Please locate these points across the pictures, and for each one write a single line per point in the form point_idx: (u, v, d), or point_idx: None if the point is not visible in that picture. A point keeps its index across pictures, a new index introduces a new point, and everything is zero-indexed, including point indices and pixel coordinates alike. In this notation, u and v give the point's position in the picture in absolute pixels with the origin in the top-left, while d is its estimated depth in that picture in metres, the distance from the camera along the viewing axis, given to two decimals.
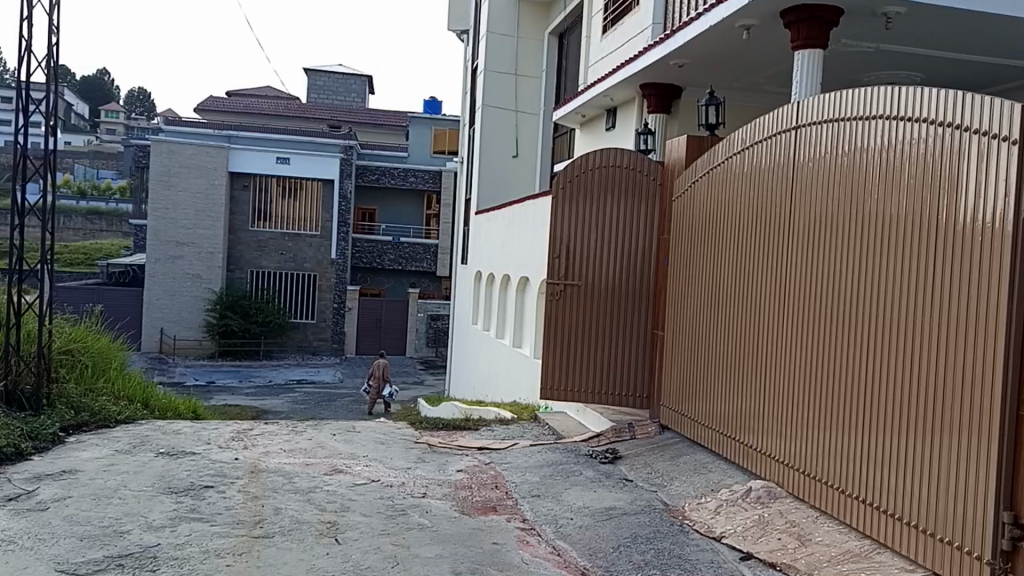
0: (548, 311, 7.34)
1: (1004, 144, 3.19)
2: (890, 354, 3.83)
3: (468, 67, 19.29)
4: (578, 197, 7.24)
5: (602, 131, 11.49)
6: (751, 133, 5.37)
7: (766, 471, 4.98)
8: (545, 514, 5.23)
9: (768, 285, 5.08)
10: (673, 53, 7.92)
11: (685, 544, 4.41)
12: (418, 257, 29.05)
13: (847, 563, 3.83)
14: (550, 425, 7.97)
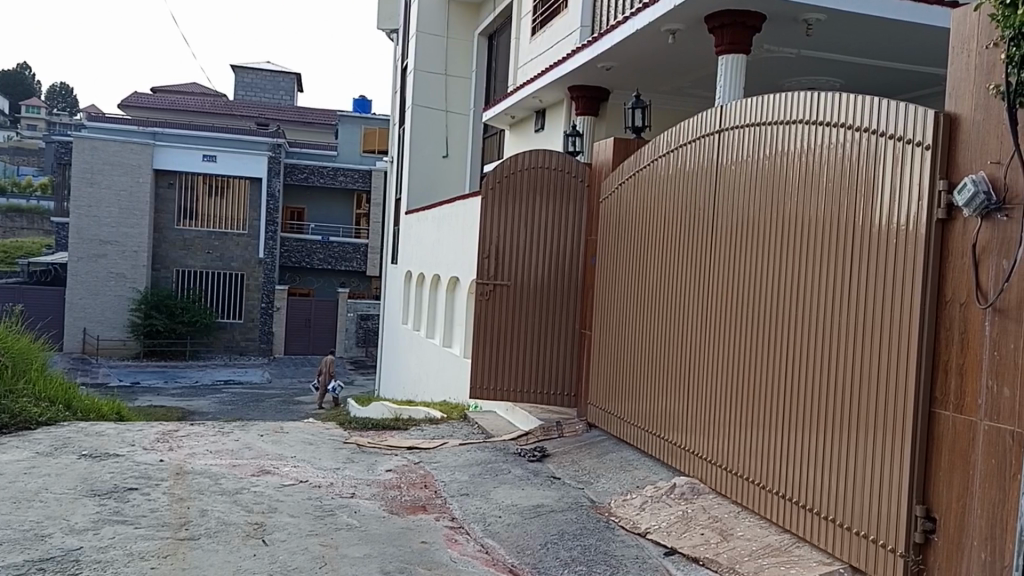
0: (477, 311, 7.43)
1: (919, 150, 3.38)
2: (812, 354, 4.01)
3: (399, 66, 19.24)
4: (508, 197, 7.35)
5: (531, 132, 11.64)
6: (676, 137, 5.55)
7: (692, 469, 5.14)
8: (474, 512, 5.32)
9: (693, 286, 5.25)
10: (601, 56, 8.10)
11: (610, 540, 4.55)
12: (348, 256, 28.80)
13: (767, 556, 3.98)
14: (480, 425, 8.06)
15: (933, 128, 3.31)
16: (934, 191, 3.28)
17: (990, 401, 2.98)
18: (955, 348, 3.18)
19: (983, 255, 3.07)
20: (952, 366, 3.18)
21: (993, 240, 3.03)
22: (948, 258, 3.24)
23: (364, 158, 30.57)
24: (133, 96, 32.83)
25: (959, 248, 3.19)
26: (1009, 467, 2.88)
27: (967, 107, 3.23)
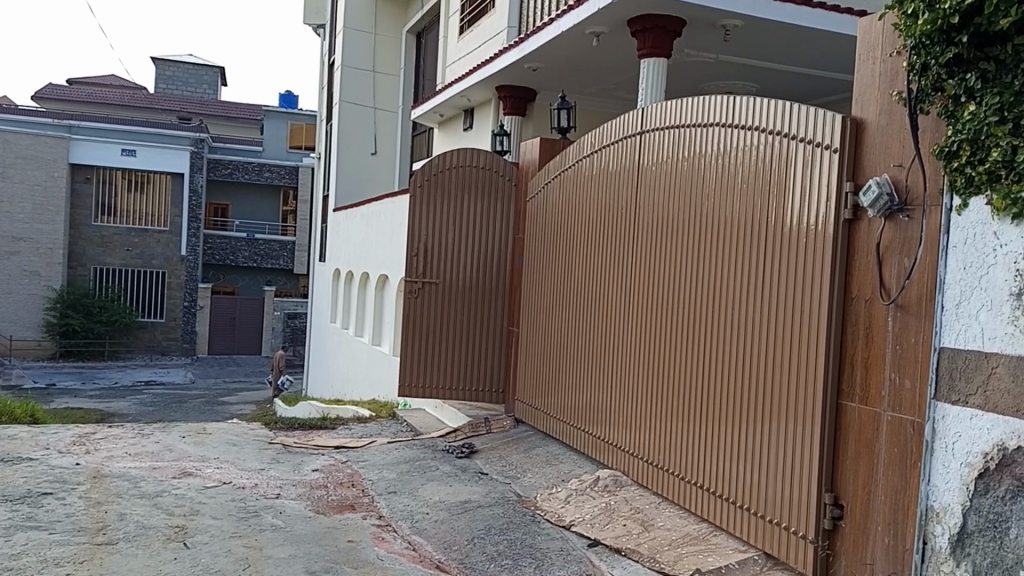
0: (405, 309, 7.42)
1: (826, 152, 3.53)
2: (728, 348, 4.16)
3: (326, 62, 18.99)
4: (435, 196, 7.37)
5: (460, 131, 11.67)
6: (600, 137, 5.65)
7: (616, 462, 5.25)
8: (401, 510, 5.33)
9: (617, 284, 5.36)
10: (527, 56, 8.16)
11: (536, 533, 4.62)
12: (274, 254, 28.36)
13: (685, 545, 4.10)
14: (409, 423, 8.06)
15: (840, 131, 3.47)
16: (841, 192, 3.44)
17: (894, 392, 3.14)
18: (861, 342, 3.34)
19: (886, 253, 3.23)
20: (858, 360, 3.35)
21: (895, 239, 3.20)
22: (854, 256, 3.40)
23: (289, 154, 30.03)
24: (48, 87, 31.61)
25: (864, 247, 3.35)
26: (910, 455, 3.04)
27: (873, 111, 3.39)
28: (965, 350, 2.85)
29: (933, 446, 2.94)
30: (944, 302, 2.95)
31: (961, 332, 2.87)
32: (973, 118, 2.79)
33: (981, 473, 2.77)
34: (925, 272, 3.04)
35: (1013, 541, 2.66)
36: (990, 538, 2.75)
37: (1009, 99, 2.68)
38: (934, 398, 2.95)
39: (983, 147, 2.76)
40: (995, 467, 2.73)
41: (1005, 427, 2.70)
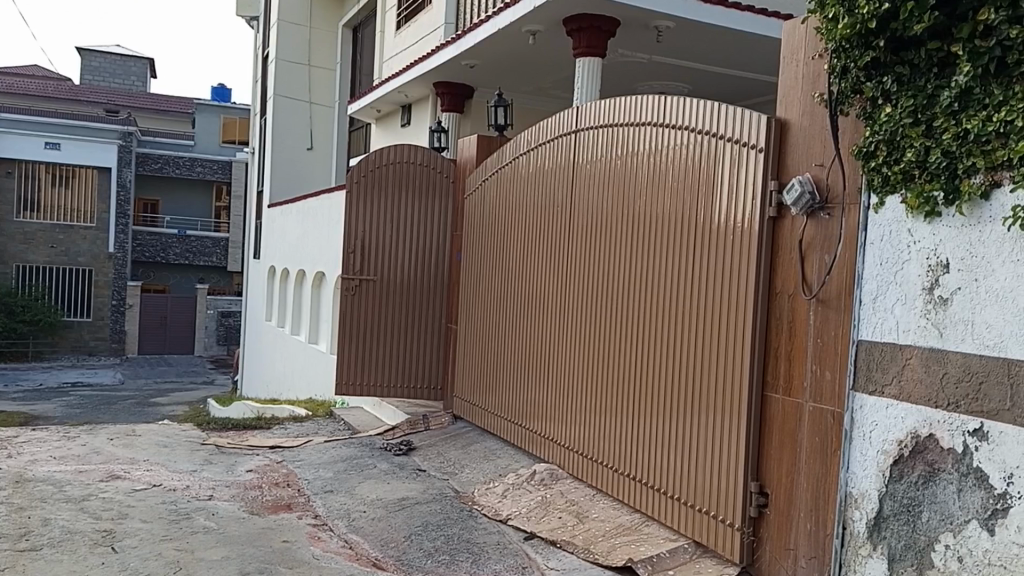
0: (343, 306, 7.36)
1: (752, 152, 3.64)
2: (660, 344, 4.25)
3: (259, 55, 18.67)
4: (372, 192, 7.33)
5: (397, 127, 11.61)
6: (535, 135, 5.71)
7: (552, 456, 5.32)
8: (337, 509, 5.29)
9: (552, 281, 5.42)
10: (464, 53, 8.16)
11: (473, 528, 4.65)
12: (207, 251, 27.83)
13: (619, 535, 4.18)
14: (346, 422, 8.01)
15: (765, 132, 3.57)
16: (766, 190, 3.55)
17: (815, 383, 3.27)
18: (784, 336, 3.46)
19: (808, 249, 3.35)
20: (781, 352, 3.47)
21: (817, 236, 3.32)
22: (777, 253, 3.52)
23: (222, 149, 29.38)
24: None
25: (787, 244, 3.47)
26: (830, 443, 3.17)
27: (795, 112, 3.51)
28: (882, 342, 2.98)
29: (851, 434, 3.07)
30: (862, 296, 3.08)
31: (878, 324, 3.00)
32: (889, 119, 2.91)
33: (896, 460, 2.90)
34: (844, 268, 3.17)
35: (925, 524, 2.79)
36: (904, 522, 2.87)
37: (922, 102, 2.80)
38: (853, 388, 3.08)
39: (899, 147, 2.89)
40: (909, 455, 2.86)
41: (918, 416, 2.83)
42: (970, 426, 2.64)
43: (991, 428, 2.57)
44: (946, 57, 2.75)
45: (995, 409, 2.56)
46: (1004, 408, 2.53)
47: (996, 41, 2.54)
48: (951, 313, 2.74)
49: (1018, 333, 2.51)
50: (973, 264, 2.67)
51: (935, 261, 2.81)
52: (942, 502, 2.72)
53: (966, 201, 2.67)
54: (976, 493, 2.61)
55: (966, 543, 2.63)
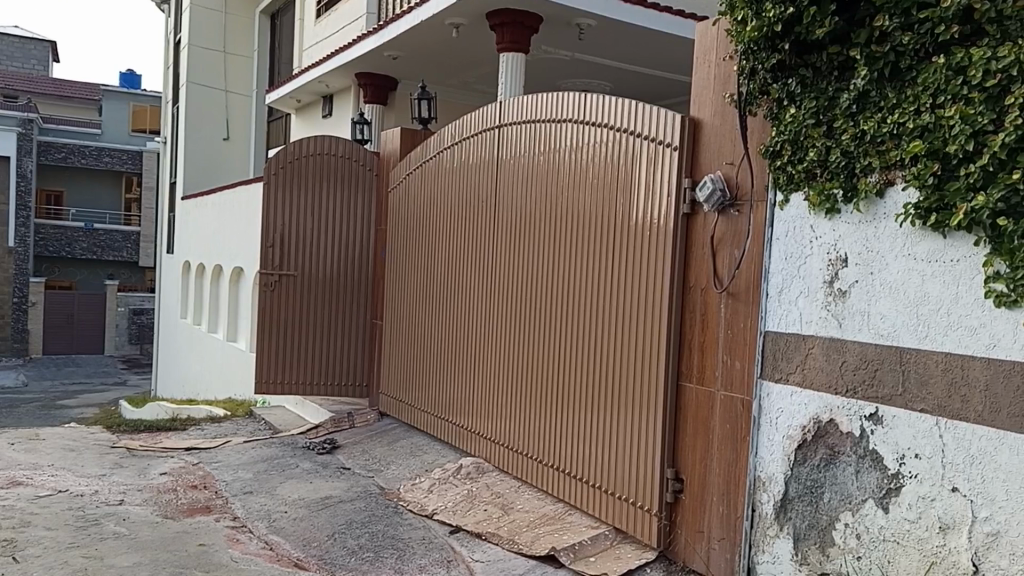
0: (261, 303, 7.20)
1: (667, 150, 3.75)
2: (583, 338, 4.34)
3: (171, 40, 18.14)
4: (292, 185, 7.22)
5: (318, 117, 11.48)
6: (459, 130, 5.74)
7: (478, 450, 5.38)
8: (257, 510, 5.24)
9: (478, 276, 5.47)
10: (385, 43, 8.11)
11: (398, 524, 4.67)
12: (116, 245, 26.94)
13: (544, 524, 4.26)
14: (266, 421, 7.90)
15: (679, 130, 3.68)
16: (680, 188, 3.66)
17: (726, 373, 3.41)
18: (697, 328, 3.59)
19: (719, 245, 3.48)
20: (695, 344, 3.60)
21: (727, 232, 3.45)
22: (691, 248, 3.64)
23: (132, 138, 28.40)
24: None
25: (700, 238, 3.60)
26: (740, 430, 3.31)
27: (708, 112, 3.63)
28: (786, 333, 3.13)
29: (759, 421, 3.22)
30: (769, 290, 3.22)
31: (783, 316, 3.15)
32: (793, 120, 3.04)
33: (799, 444, 3.06)
34: (751, 263, 3.31)
35: (827, 504, 2.95)
36: (808, 503, 3.03)
37: (824, 104, 2.94)
38: (761, 377, 3.23)
39: (803, 147, 3.03)
40: (811, 439, 3.02)
41: (819, 402, 2.99)
42: (866, 411, 2.81)
43: (885, 413, 2.75)
44: (845, 61, 2.89)
45: (888, 395, 2.74)
46: (897, 393, 2.70)
47: (890, 47, 2.67)
48: (849, 304, 2.90)
49: (909, 323, 2.68)
50: (869, 259, 2.83)
51: (834, 255, 2.96)
52: (842, 483, 2.89)
53: (863, 199, 2.83)
54: (873, 474, 2.79)
55: (863, 521, 2.81)
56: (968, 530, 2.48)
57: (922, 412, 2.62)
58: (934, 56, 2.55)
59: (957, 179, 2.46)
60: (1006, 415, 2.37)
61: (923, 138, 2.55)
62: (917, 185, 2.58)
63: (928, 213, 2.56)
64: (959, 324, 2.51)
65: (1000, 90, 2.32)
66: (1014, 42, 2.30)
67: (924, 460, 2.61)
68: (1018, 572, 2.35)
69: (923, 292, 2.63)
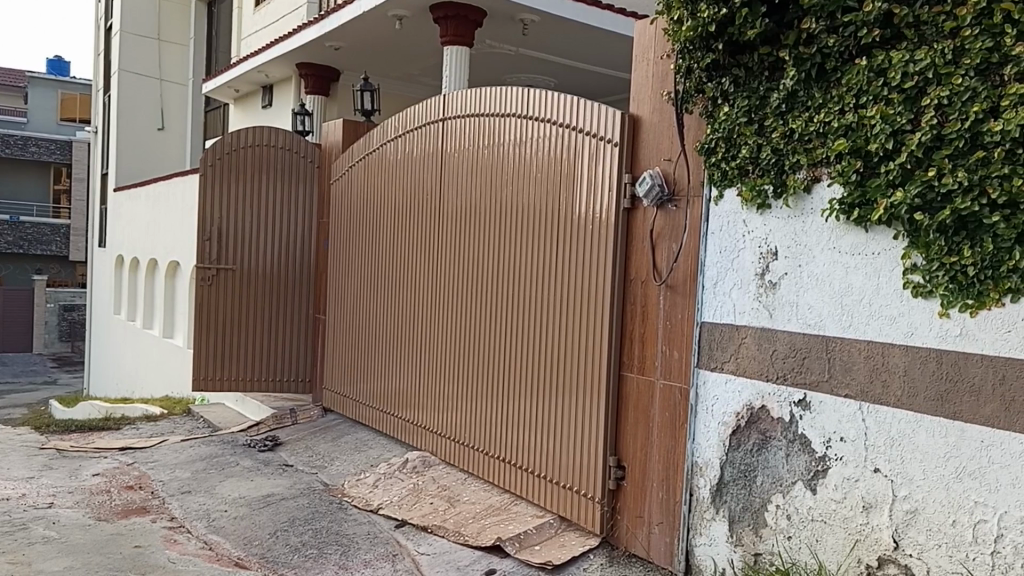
0: (198, 297, 7.06)
1: (608, 146, 3.84)
2: (528, 330, 4.41)
3: (102, 26, 17.65)
4: (230, 177, 7.11)
5: (257, 108, 11.34)
6: (402, 122, 5.75)
7: (423, 443, 5.42)
8: (195, 509, 5.20)
9: (422, 270, 5.51)
10: (326, 34, 8.04)
11: (342, 520, 4.69)
12: (45, 239, 26.21)
13: (489, 515, 4.33)
14: (206, 419, 7.81)
15: (619, 127, 3.78)
16: (621, 182, 3.76)
17: (665, 362, 3.53)
18: (638, 319, 3.69)
19: (658, 239, 3.59)
20: (636, 335, 3.70)
21: (666, 226, 3.56)
22: (632, 241, 3.74)
23: (59, 128, 27.76)
24: None
25: (640, 232, 3.70)
26: (678, 418, 3.44)
27: (646, 109, 3.72)
28: (721, 323, 3.26)
29: (696, 408, 3.34)
30: (704, 282, 3.33)
31: (718, 307, 3.27)
32: (726, 118, 3.16)
33: (734, 430, 3.18)
34: (689, 257, 3.43)
35: (759, 487, 3.08)
36: (741, 486, 3.15)
37: (755, 102, 3.06)
38: (698, 365, 3.35)
39: (736, 145, 3.15)
40: (745, 425, 3.15)
41: (752, 389, 3.12)
42: (795, 397, 2.95)
43: (812, 399, 2.89)
44: (775, 62, 2.99)
45: (815, 381, 2.88)
46: (823, 379, 2.85)
47: (817, 48, 2.78)
48: (779, 295, 3.03)
49: (834, 313, 2.82)
50: (797, 252, 2.96)
51: (766, 249, 3.09)
52: (773, 466, 3.02)
53: (792, 195, 2.96)
54: (801, 457, 2.93)
55: (793, 502, 2.95)
56: (889, 508, 2.65)
57: (846, 397, 2.78)
58: (857, 58, 2.67)
59: (878, 176, 2.60)
60: (923, 398, 2.54)
61: (847, 137, 2.68)
62: (840, 182, 2.72)
63: (851, 208, 2.70)
64: (880, 313, 2.67)
65: (917, 91, 2.46)
66: (930, 45, 2.42)
67: (848, 443, 2.77)
68: (934, 546, 2.52)
69: (847, 283, 2.77)
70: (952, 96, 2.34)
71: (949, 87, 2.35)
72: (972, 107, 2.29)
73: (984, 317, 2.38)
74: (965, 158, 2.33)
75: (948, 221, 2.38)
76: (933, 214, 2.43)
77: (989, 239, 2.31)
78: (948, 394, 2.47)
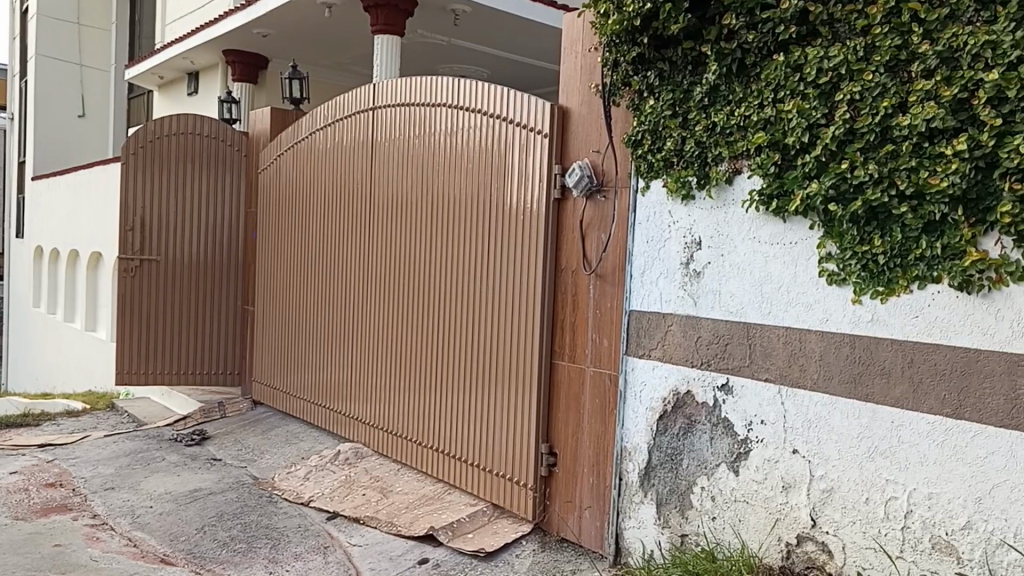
0: (121, 289, 6.86)
1: (538, 137, 3.88)
2: (460, 320, 4.43)
3: (18, 8, 16.93)
4: (152, 165, 6.93)
5: (183, 95, 11.05)
6: (331, 111, 5.68)
7: (356, 434, 5.40)
8: (120, 506, 5.08)
9: (353, 262, 5.47)
10: (254, 21, 7.88)
11: (272, 513, 4.64)
12: None
13: (422, 505, 4.34)
14: (130, 414, 7.62)
15: (548, 118, 3.81)
16: (550, 173, 3.80)
17: (594, 350, 3.60)
18: (569, 308, 3.75)
19: (588, 229, 3.65)
20: (567, 324, 3.76)
21: (595, 217, 3.62)
22: (563, 231, 3.79)
23: None
24: None
25: (570, 223, 3.75)
26: (608, 404, 3.51)
27: (575, 100, 3.77)
28: (648, 311, 3.33)
29: (625, 394, 3.42)
30: (633, 271, 3.40)
31: (645, 296, 3.35)
32: (652, 111, 3.22)
33: (661, 415, 3.26)
34: (617, 246, 3.50)
35: (685, 470, 3.17)
36: (668, 470, 3.23)
37: (680, 96, 3.13)
38: (627, 353, 3.42)
39: (661, 137, 3.22)
40: (671, 410, 3.23)
41: (677, 374, 3.20)
42: (718, 382, 3.04)
43: (734, 383, 2.99)
44: (698, 56, 3.07)
45: (737, 366, 2.98)
46: (744, 364, 2.95)
47: (737, 44, 2.86)
48: (703, 284, 3.12)
49: (754, 301, 2.92)
50: (719, 241, 3.05)
51: (690, 239, 3.17)
52: (698, 450, 3.11)
53: (714, 186, 3.04)
54: (724, 440, 3.03)
55: (717, 484, 3.04)
56: (807, 488, 2.76)
57: (766, 381, 2.88)
58: (775, 54, 2.76)
59: (794, 168, 2.70)
60: (837, 381, 2.66)
61: (765, 130, 2.77)
62: (760, 174, 2.81)
63: (769, 199, 2.80)
64: (797, 301, 2.77)
65: (830, 86, 2.56)
66: (843, 43, 2.53)
67: (768, 426, 2.87)
68: (849, 523, 2.64)
69: (766, 271, 2.87)
70: (864, 92, 2.45)
71: (861, 83, 2.45)
72: (882, 103, 2.40)
73: (894, 303, 2.50)
74: (876, 151, 2.44)
75: (860, 212, 2.50)
76: (845, 204, 2.54)
77: (898, 229, 2.43)
78: (860, 377, 2.59)
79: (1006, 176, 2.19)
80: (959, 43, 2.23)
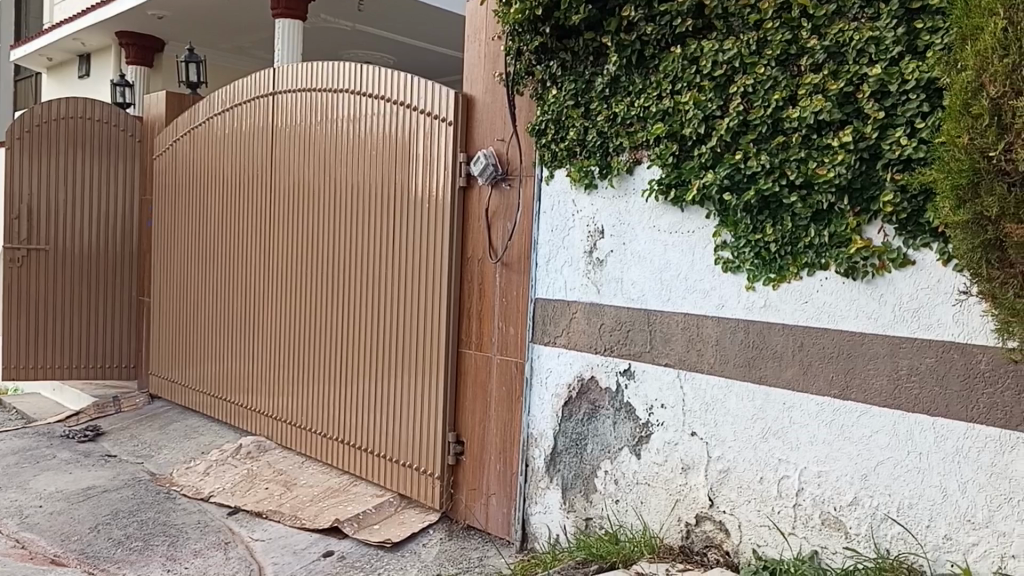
0: (6, 280, 6.49)
1: (443, 125, 3.85)
2: (364, 310, 4.37)
3: None
4: (39, 150, 6.58)
5: (74, 78, 10.52)
6: (230, 95, 5.51)
7: (258, 428, 5.28)
8: (6, 506, 4.83)
9: (253, 250, 5.33)
10: (148, 2, 7.56)
11: (171, 510, 4.50)
12: None
13: (327, 497, 4.28)
14: (18, 411, 7.24)
15: (453, 106, 3.79)
16: (456, 162, 3.78)
17: (500, 338, 3.62)
18: (475, 297, 3.75)
19: (494, 217, 3.66)
20: (473, 313, 3.76)
21: (501, 205, 3.63)
22: (468, 220, 3.79)
23: None
24: None
25: (476, 211, 3.75)
26: (514, 391, 3.54)
27: (479, 88, 3.76)
28: (553, 299, 3.37)
29: (531, 381, 3.45)
30: (538, 259, 3.42)
31: (550, 283, 3.38)
32: (555, 101, 3.25)
33: (566, 401, 3.30)
34: (522, 234, 3.52)
35: (589, 454, 3.22)
36: (573, 455, 3.28)
37: (581, 86, 3.17)
38: (531, 341, 3.45)
39: (564, 127, 3.25)
40: (576, 396, 3.27)
41: (582, 361, 3.25)
42: (620, 367, 3.11)
43: (636, 368, 3.05)
44: (599, 47, 3.11)
45: (639, 352, 3.04)
46: (646, 349, 3.02)
47: (636, 36, 2.91)
48: (606, 271, 3.17)
49: (654, 288, 2.99)
50: (622, 230, 3.11)
51: (593, 227, 3.21)
52: (602, 435, 3.17)
53: (615, 175, 3.09)
54: (627, 424, 3.09)
55: (620, 467, 3.11)
56: (705, 469, 2.84)
57: (666, 365, 2.95)
58: (672, 46, 2.82)
59: (691, 158, 2.78)
60: (733, 364, 2.75)
61: (664, 121, 2.84)
62: (658, 164, 2.87)
63: (668, 188, 2.86)
64: (695, 288, 2.85)
65: (725, 79, 2.64)
66: (737, 36, 2.61)
67: (669, 409, 2.95)
68: (744, 501, 2.74)
69: (666, 259, 2.94)
70: (756, 85, 2.54)
71: (753, 76, 2.55)
72: (774, 95, 2.50)
73: (785, 289, 2.60)
74: (768, 142, 2.54)
75: (753, 201, 2.59)
76: (739, 194, 2.63)
77: (788, 217, 2.53)
78: (754, 360, 2.69)
79: (888, 167, 2.29)
80: (845, 38, 2.33)
